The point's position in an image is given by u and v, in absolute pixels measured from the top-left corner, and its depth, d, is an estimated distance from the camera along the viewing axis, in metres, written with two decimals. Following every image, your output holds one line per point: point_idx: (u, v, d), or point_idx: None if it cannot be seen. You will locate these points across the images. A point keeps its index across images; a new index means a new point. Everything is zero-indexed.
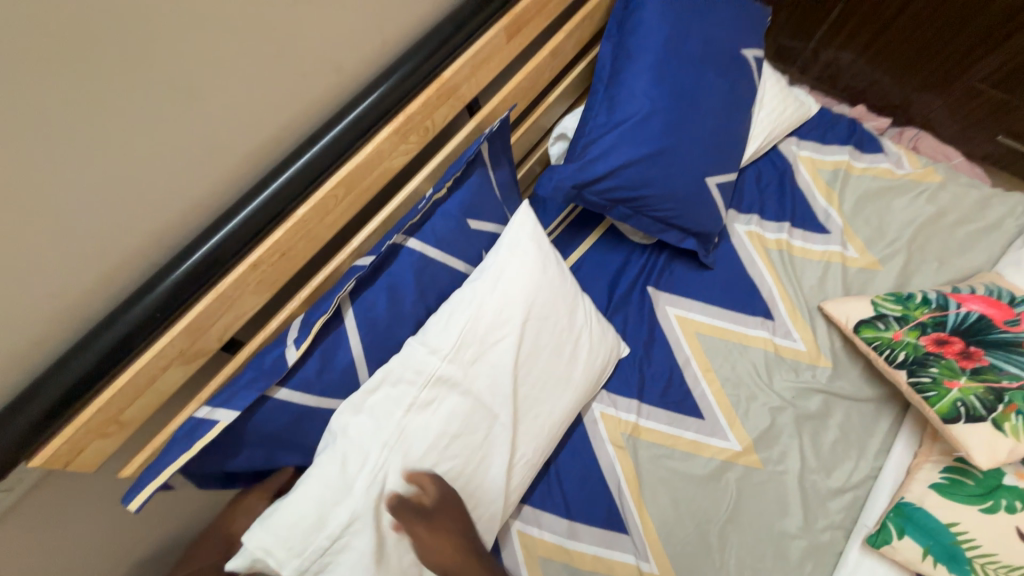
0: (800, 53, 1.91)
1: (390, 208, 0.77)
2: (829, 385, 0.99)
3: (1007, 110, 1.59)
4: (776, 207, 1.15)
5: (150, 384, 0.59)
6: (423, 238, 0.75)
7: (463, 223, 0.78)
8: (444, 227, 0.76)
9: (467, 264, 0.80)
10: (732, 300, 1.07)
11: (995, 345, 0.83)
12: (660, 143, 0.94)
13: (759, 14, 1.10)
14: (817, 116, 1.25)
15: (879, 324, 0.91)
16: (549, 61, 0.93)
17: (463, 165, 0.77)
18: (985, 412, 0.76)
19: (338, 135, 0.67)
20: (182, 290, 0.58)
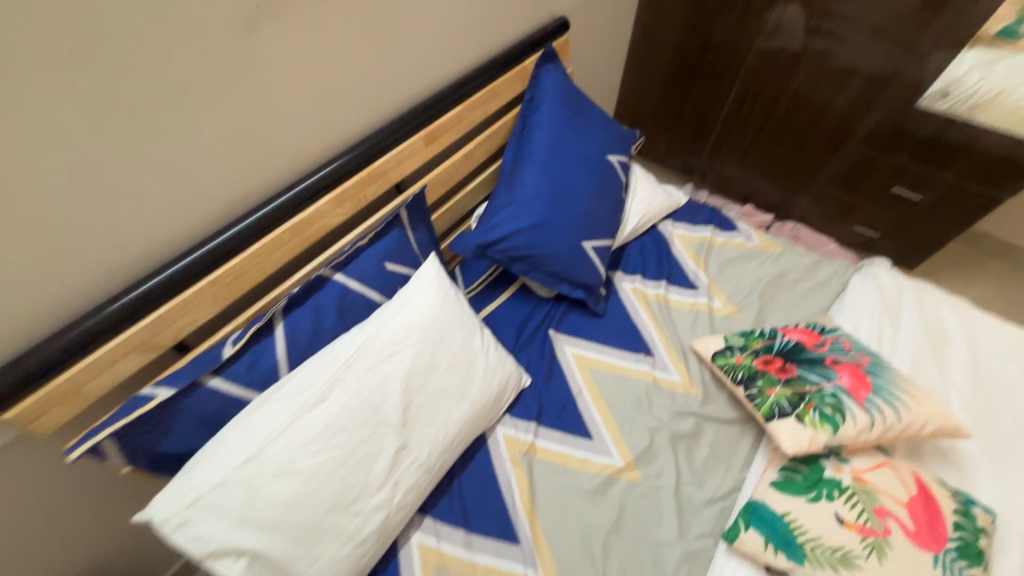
0: (695, 165, 2.39)
1: (326, 253, 1.03)
2: (700, 409, 1.15)
3: (854, 206, 2.00)
4: (656, 270, 1.44)
5: (110, 366, 0.77)
6: (345, 272, 0.98)
7: (381, 264, 1.03)
8: (364, 266, 1.01)
9: (382, 296, 1.03)
10: (619, 341, 1.28)
11: (804, 361, 1.03)
12: (544, 216, 1.25)
13: (626, 134, 1.51)
14: (686, 205, 1.61)
15: (724, 352, 1.12)
16: (463, 161, 1.28)
17: (383, 224, 1.05)
18: (790, 410, 0.93)
19: (290, 197, 0.94)
20: (153, 295, 0.79)
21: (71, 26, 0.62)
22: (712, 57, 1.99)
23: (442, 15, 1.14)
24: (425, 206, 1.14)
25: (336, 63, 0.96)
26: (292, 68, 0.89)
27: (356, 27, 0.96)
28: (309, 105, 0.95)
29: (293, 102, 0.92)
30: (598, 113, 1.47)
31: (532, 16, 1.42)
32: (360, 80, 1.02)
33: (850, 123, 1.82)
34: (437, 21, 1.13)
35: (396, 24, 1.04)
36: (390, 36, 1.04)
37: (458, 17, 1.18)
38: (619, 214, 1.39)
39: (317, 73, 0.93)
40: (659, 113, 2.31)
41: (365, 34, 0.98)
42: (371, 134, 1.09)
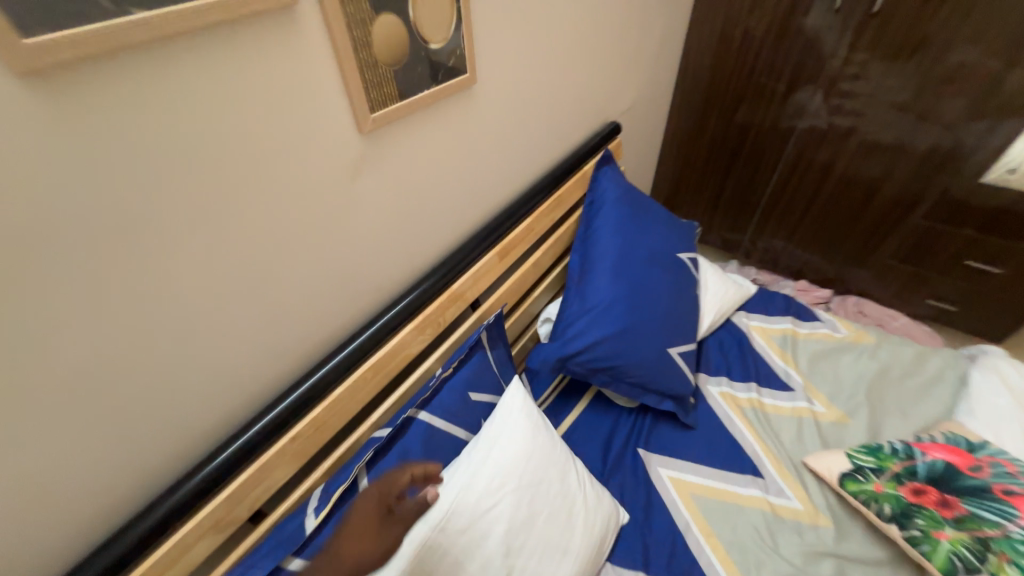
0: (739, 243, 2.34)
1: (405, 384, 0.95)
2: (837, 548, 0.97)
3: (922, 278, 1.90)
4: (741, 369, 1.32)
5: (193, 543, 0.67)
6: (430, 408, 0.90)
7: (465, 394, 0.95)
8: (449, 398, 0.93)
9: (468, 430, 0.94)
10: (719, 458, 1.13)
11: (968, 492, 0.89)
12: (624, 323, 1.17)
13: (687, 228, 1.48)
14: (757, 293, 1.53)
15: (861, 478, 0.97)
16: (532, 269, 1.24)
17: (464, 349, 0.98)
18: (980, 564, 0.81)
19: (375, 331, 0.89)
20: (243, 453, 0.71)
21: (187, 194, 0.58)
22: (750, 141, 2.02)
23: (516, 135, 1.14)
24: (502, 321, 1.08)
25: (426, 193, 0.94)
26: (387, 205, 0.86)
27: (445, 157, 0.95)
28: (397, 237, 0.92)
29: (384, 236, 0.89)
30: (660, 210, 1.44)
31: (588, 123, 1.45)
32: (445, 205, 1.00)
33: (908, 197, 1.78)
34: (512, 141, 1.14)
35: (479, 149, 1.04)
36: (473, 161, 1.03)
37: (530, 133, 1.19)
38: (695, 313, 1.31)
39: (407, 205, 0.91)
40: (697, 194, 2.31)
41: (452, 161, 0.97)
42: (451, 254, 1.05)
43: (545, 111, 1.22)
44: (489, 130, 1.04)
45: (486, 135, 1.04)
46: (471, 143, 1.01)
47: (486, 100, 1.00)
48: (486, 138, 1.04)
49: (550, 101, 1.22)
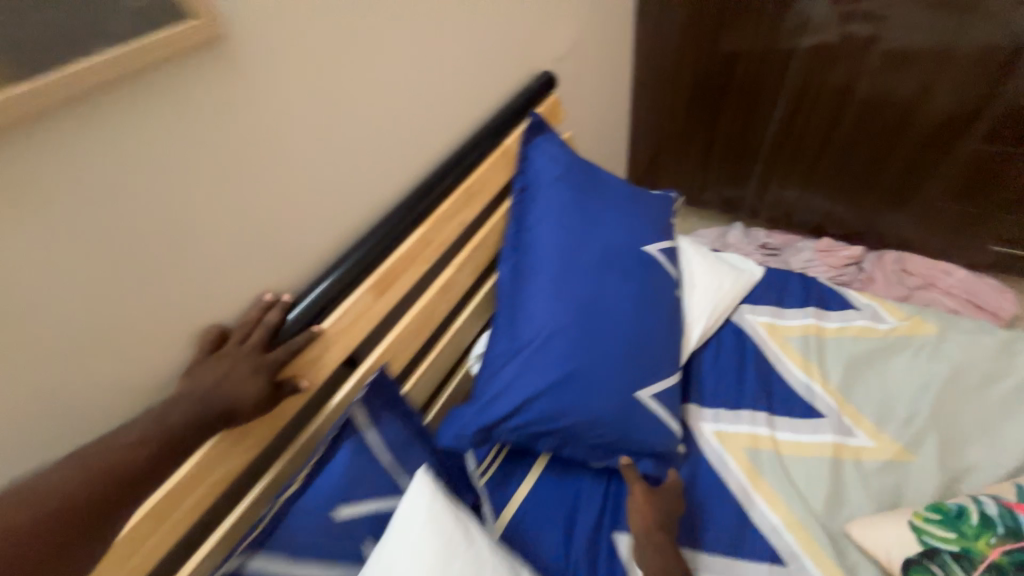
0: (744, 200, 1.85)
1: (244, 505, 0.67)
2: None
3: (980, 217, 1.49)
4: (748, 392, 0.96)
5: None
6: (270, 548, 0.63)
7: (327, 512, 0.67)
8: (300, 525, 0.65)
9: (336, 562, 0.66)
10: (721, 536, 0.81)
11: None
12: (570, 363, 0.83)
13: (659, 203, 1.09)
14: (764, 276, 1.13)
15: (935, 570, 0.67)
16: (440, 297, 0.89)
17: (322, 446, 0.69)
18: None
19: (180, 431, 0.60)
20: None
21: None
22: (743, 70, 1.55)
23: (373, 112, 0.80)
24: (392, 390, 0.78)
25: (207, 223, 0.63)
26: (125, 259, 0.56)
27: (233, 166, 0.64)
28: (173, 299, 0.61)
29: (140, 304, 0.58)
30: (619, 186, 1.06)
31: (505, 81, 1.08)
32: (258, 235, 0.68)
33: (964, 112, 1.34)
34: (369, 122, 0.79)
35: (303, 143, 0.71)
36: (297, 162, 0.71)
37: (403, 107, 0.84)
38: (678, 328, 0.95)
39: (171, 248, 0.59)
40: (680, 144, 1.80)
41: (248, 170, 0.65)
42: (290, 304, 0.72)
43: (423, 71, 0.86)
44: (316, 111, 0.71)
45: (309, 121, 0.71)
46: (282, 135, 0.68)
47: (291, 67, 0.67)
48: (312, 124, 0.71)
49: (428, 56, 0.86)
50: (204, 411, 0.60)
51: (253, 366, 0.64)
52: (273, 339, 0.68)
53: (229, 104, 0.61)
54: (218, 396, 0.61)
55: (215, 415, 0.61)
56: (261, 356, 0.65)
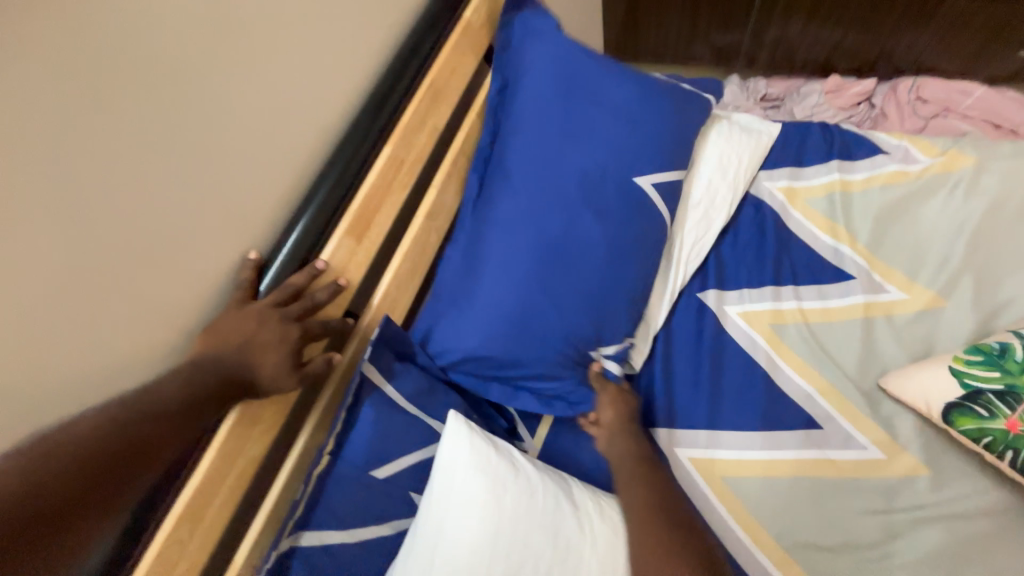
0: (740, 46, 1.60)
1: (276, 488, 0.61)
2: (937, 504, 0.70)
3: (1013, 25, 1.30)
4: (771, 267, 0.91)
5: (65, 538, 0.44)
6: (318, 523, 0.59)
7: (367, 476, 0.63)
8: (341, 495, 0.61)
9: (389, 519, 0.64)
10: (759, 413, 0.80)
11: None
12: (525, 307, 0.75)
13: (686, 108, 0.89)
14: (782, 134, 1.01)
15: (980, 410, 0.67)
16: (431, 224, 0.79)
17: (340, 417, 0.63)
18: None
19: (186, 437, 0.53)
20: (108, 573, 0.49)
21: None
22: None
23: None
24: (401, 341, 0.71)
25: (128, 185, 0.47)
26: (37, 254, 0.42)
27: (130, 99, 0.46)
28: (118, 290, 0.48)
29: (81, 306, 0.46)
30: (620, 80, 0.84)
31: None
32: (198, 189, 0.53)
33: None
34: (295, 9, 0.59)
35: (216, 50, 0.52)
36: (215, 80, 0.53)
37: None
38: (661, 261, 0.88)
39: (93, 226, 0.45)
40: None
41: (154, 101, 0.48)
42: (261, 267, 0.60)
43: None
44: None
45: (213, 16, 0.51)
46: (185, 43, 0.49)
47: None
48: (221, 21, 0.52)
49: None
50: (225, 372, 0.53)
51: (285, 331, 0.58)
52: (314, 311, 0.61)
53: (96, 2, 0.42)
54: (240, 354, 0.54)
55: (233, 384, 0.54)
56: (299, 325, 0.59)
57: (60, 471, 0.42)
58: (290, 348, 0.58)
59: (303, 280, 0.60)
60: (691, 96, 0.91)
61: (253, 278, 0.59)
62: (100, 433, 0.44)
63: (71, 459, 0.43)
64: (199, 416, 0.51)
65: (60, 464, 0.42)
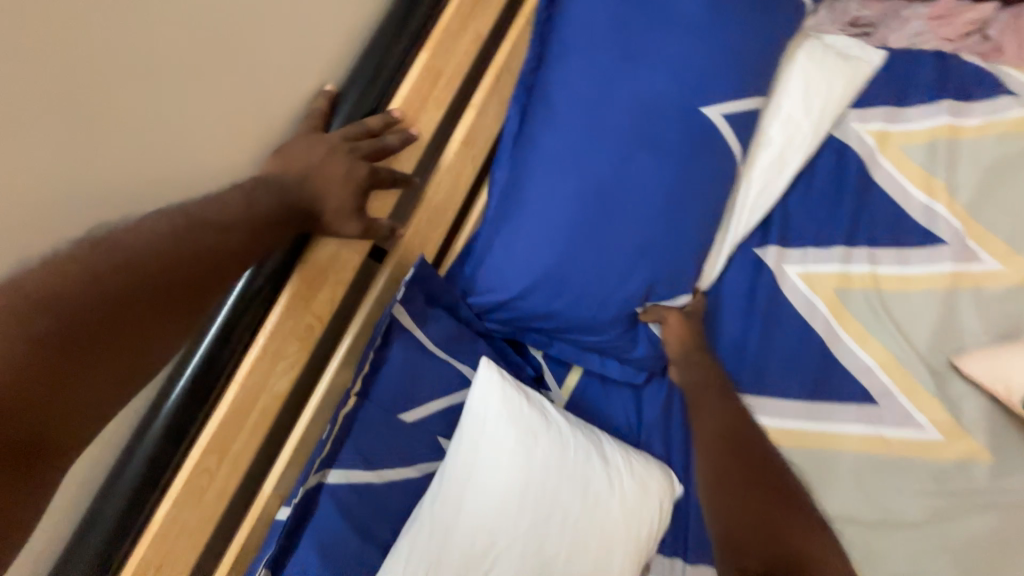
0: None
1: (301, 424, 0.60)
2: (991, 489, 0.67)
3: None
4: (846, 224, 0.80)
5: (137, 354, 0.41)
6: (344, 461, 0.58)
7: (394, 418, 0.61)
8: (368, 435, 0.59)
9: (416, 461, 0.62)
10: (808, 383, 0.74)
11: None
12: (568, 259, 0.69)
13: (770, 21, 0.73)
14: (886, 65, 0.84)
15: None
16: (468, 151, 0.70)
17: (369, 357, 0.59)
18: None
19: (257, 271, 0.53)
20: (190, 399, 0.51)
21: None
22: None
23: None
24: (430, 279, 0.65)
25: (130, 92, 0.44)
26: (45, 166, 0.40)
27: None
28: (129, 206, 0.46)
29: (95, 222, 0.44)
30: None
31: None
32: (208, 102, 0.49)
33: None
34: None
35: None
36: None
37: None
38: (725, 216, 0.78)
39: None
40: None
41: None
42: (334, 100, 0.59)
43: None
44: None
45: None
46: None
47: None
48: None
49: None
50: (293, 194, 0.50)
51: (354, 165, 0.54)
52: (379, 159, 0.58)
53: None
54: (308, 177, 0.51)
55: (305, 213, 0.51)
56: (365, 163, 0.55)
57: (159, 239, 0.41)
58: (360, 186, 0.55)
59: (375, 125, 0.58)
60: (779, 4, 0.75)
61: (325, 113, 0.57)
62: (171, 233, 0.42)
63: (147, 256, 0.40)
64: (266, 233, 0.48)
65: (157, 236, 0.41)
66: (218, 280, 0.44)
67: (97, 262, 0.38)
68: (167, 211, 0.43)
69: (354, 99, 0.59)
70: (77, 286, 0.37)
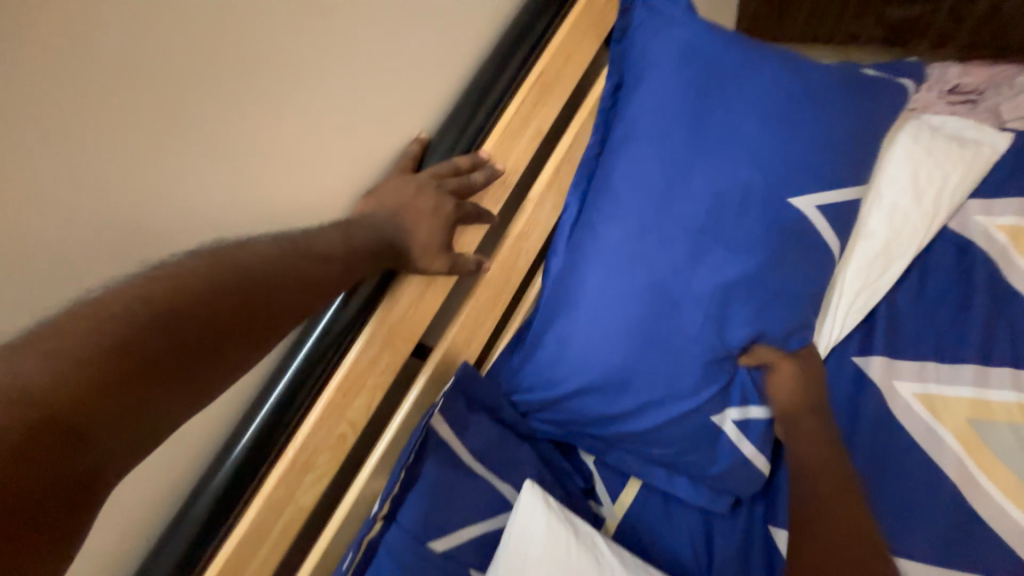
0: (931, 21, 1.17)
1: (322, 541, 0.54)
2: None
3: None
4: (977, 336, 0.65)
5: (233, 360, 0.36)
6: None
7: (420, 544, 0.54)
8: (391, 563, 0.53)
9: None
10: (937, 544, 0.58)
11: None
12: (631, 360, 0.61)
13: (871, 104, 0.65)
14: (1015, 148, 0.72)
15: None
16: (524, 241, 0.66)
17: (402, 473, 0.54)
18: None
19: (342, 306, 0.51)
20: (269, 430, 0.49)
21: None
22: None
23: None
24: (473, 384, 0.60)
25: (191, 200, 0.42)
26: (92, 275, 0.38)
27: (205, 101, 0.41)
28: None
29: None
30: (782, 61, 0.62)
31: None
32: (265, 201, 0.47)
33: None
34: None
35: (291, 42, 0.44)
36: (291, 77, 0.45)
37: None
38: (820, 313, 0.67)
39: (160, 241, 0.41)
40: None
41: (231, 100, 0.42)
42: (426, 146, 0.56)
43: None
44: None
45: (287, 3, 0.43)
46: (259, 40, 0.42)
47: None
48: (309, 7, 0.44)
49: None
50: (382, 237, 0.48)
51: (441, 202, 0.51)
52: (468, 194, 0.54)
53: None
54: (395, 221, 0.49)
55: (388, 249, 0.48)
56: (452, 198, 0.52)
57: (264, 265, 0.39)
58: (445, 221, 0.52)
59: (464, 160, 0.54)
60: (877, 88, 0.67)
61: (417, 155, 0.54)
62: (279, 259, 0.40)
63: (251, 272, 0.38)
64: (352, 275, 0.45)
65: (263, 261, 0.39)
66: (315, 300, 0.42)
67: (207, 266, 0.36)
68: (277, 235, 0.42)
69: (444, 146, 0.56)
70: (183, 283, 0.34)
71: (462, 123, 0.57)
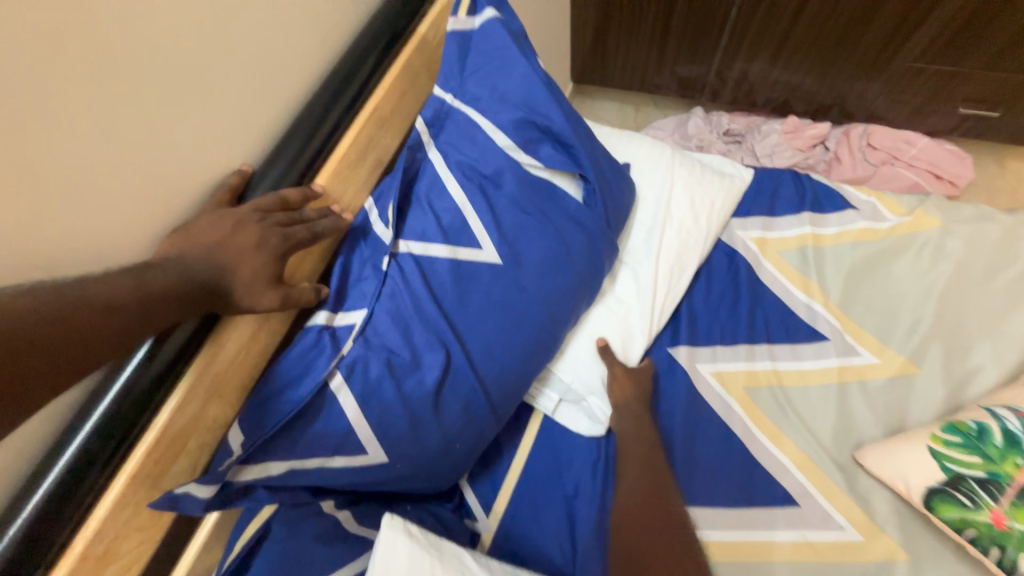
0: (704, 79, 1.47)
1: None
2: None
3: (957, 81, 1.24)
4: (744, 322, 0.85)
5: None
6: None
7: None
8: None
9: None
10: (733, 491, 0.73)
11: None
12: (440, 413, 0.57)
13: (446, 141, 0.65)
14: (754, 182, 0.97)
15: (963, 499, 0.65)
16: None
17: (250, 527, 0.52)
18: None
19: (146, 362, 0.44)
20: (47, 520, 0.40)
21: None
22: None
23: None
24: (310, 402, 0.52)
25: None
26: None
27: None
28: None
29: None
30: (507, 90, 0.65)
31: None
32: (22, 247, 0.37)
33: None
34: (190, 16, 0.46)
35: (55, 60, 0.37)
36: (66, 101, 0.38)
37: None
38: (484, 297, 0.60)
39: None
40: (634, 10, 1.36)
41: None
42: (250, 179, 0.53)
43: None
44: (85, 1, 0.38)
45: (55, 15, 0.36)
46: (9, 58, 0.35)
47: None
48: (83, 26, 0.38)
49: None
50: (194, 275, 0.43)
51: (267, 235, 0.49)
52: (302, 224, 0.52)
53: None
54: (211, 257, 0.45)
55: (203, 288, 0.44)
56: (279, 229, 0.49)
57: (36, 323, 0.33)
58: (273, 255, 0.49)
59: (295, 192, 0.52)
60: (472, 54, 0.66)
61: (239, 188, 0.51)
62: (56, 314, 0.34)
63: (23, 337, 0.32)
64: (157, 320, 0.40)
65: (36, 319, 0.33)
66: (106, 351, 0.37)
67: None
68: (29, 287, 0.35)
69: (271, 178, 0.53)
70: None
71: (294, 152, 0.55)
